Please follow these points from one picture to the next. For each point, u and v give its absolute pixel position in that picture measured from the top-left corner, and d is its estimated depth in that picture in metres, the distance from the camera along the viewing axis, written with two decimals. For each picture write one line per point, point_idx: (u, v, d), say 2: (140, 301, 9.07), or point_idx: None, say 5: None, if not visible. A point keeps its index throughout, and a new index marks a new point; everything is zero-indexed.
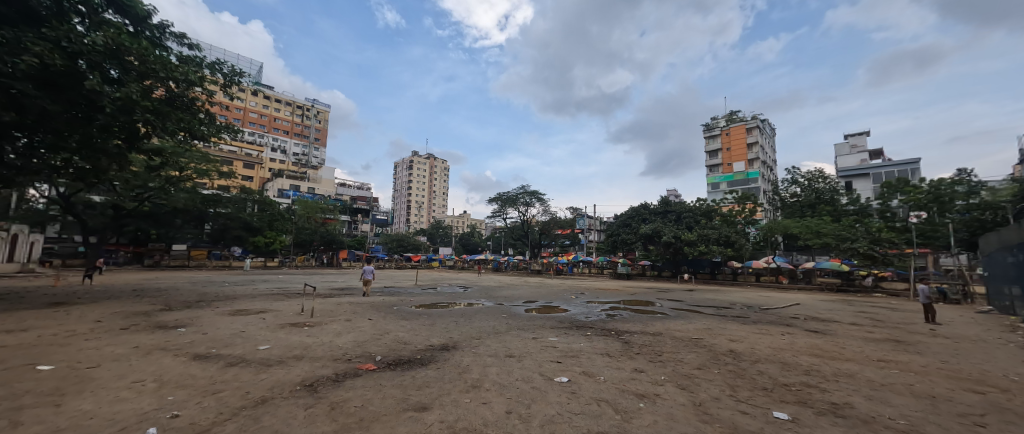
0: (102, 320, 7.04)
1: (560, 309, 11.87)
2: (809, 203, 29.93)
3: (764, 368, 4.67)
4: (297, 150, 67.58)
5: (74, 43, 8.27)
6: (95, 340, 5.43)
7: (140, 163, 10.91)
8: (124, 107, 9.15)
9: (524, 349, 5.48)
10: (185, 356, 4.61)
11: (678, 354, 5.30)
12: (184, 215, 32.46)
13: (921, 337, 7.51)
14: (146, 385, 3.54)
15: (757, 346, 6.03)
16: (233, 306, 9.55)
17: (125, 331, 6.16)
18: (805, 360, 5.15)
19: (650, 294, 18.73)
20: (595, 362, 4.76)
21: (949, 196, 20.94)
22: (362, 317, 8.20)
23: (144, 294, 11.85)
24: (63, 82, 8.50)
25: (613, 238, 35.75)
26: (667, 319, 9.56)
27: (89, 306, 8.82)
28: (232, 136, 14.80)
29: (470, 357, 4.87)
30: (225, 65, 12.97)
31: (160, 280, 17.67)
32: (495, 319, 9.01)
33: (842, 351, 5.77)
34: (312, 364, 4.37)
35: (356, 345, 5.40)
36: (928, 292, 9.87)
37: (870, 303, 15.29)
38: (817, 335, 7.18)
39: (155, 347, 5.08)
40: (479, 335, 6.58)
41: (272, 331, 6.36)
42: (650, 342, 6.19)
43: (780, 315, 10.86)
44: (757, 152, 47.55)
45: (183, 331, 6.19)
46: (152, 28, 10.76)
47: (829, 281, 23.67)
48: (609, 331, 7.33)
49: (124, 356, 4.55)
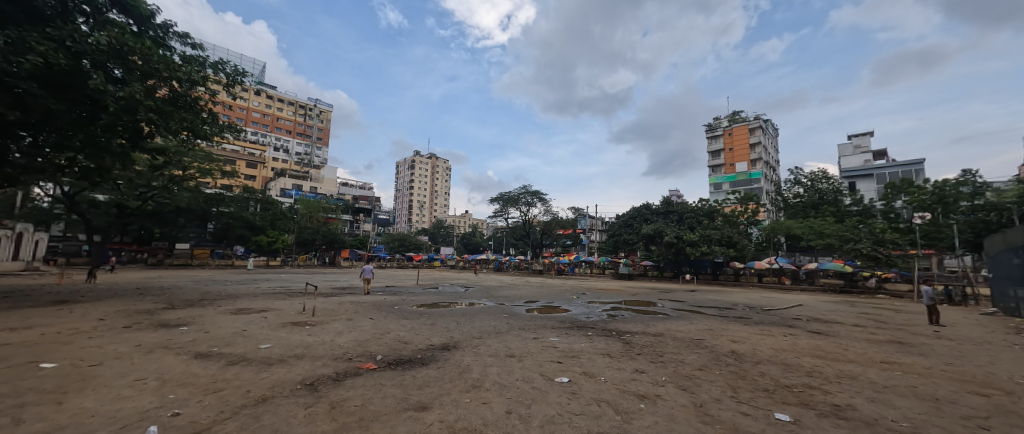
0: (105, 318, 7.08)
1: (561, 309, 11.87)
2: (813, 204, 29.91)
3: (766, 369, 4.65)
4: (299, 150, 66.50)
5: (78, 43, 8.34)
6: (96, 338, 5.45)
7: (144, 163, 10.98)
8: (127, 106, 9.21)
9: (525, 349, 5.46)
10: (186, 355, 4.62)
11: (680, 355, 5.28)
12: (187, 214, 32.59)
13: (925, 339, 7.42)
14: (148, 384, 3.55)
15: (759, 347, 6.00)
16: (235, 305, 9.60)
17: (127, 329, 6.18)
18: (808, 361, 5.12)
19: (652, 294, 18.67)
20: (596, 362, 4.75)
21: (954, 197, 20.72)
22: (364, 317, 8.19)
23: (148, 292, 11.98)
24: (67, 81, 8.56)
25: (615, 238, 36.32)
26: (668, 320, 9.52)
27: (92, 305, 8.86)
28: (235, 135, 14.83)
29: (471, 357, 4.86)
30: (228, 65, 13.01)
31: (164, 279, 17.75)
32: (496, 319, 8.98)
33: (845, 353, 5.73)
34: (313, 364, 4.37)
35: (357, 344, 5.41)
36: (932, 294, 9.78)
37: (874, 304, 15.24)
38: (821, 337, 7.13)
39: (157, 345, 5.09)
40: (480, 335, 6.55)
41: (273, 330, 6.35)
42: (652, 342, 6.16)
43: (783, 316, 10.80)
44: (760, 153, 47.38)
45: (184, 330, 6.21)
46: (157, 27, 10.81)
47: (833, 283, 23.66)
48: (610, 331, 7.32)
49: (126, 355, 4.57)
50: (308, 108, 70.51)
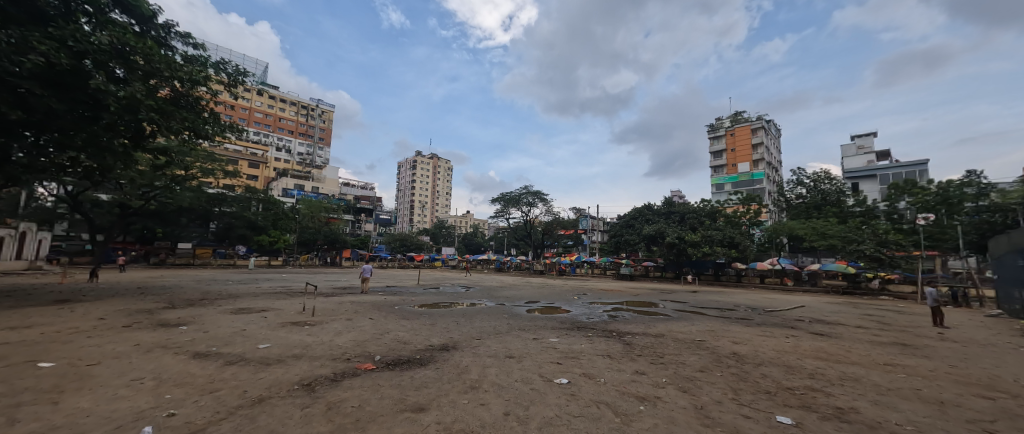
0: (105, 318, 7.09)
1: (561, 309, 11.86)
2: (815, 205, 29.76)
3: (768, 371, 4.60)
4: (302, 150, 66.94)
5: (80, 42, 8.34)
6: (96, 337, 5.45)
7: (147, 163, 11.01)
8: (129, 106, 9.22)
9: (524, 350, 5.43)
10: (184, 355, 4.60)
11: (681, 356, 5.23)
12: (189, 213, 32.75)
13: (928, 341, 7.35)
14: (145, 384, 3.53)
15: (761, 349, 5.94)
16: (236, 305, 9.62)
17: (127, 328, 6.18)
18: (810, 363, 5.07)
19: (653, 295, 18.57)
20: (596, 363, 4.70)
21: (958, 198, 20.57)
22: (363, 317, 8.17)
23: (149, 291, 12.06)
24: (67, 80, 8.58)
25: (617, 238, 36.15)
26: (669, 321, 9.45)
27: (93, 304, 8.89)
28: (237, 135, 14.86)
29: (470, 358, 4.84)
30: (229, 65, 13.00)
31: (167, 279, 17.85)
32: (496, 320, 8.95)
33: (848, 355, 5.67)
34: (311, 364, 4.35)
35: (356, 345, 5.39)
36: (936, 295, 9.70)
37: (878, 306, 15.11)
38: (823, 338, 7.06)
39: (156, 345, 5.08)
40: (480, 336, 6.53)
41: (272, 330, 6.32)
42: (652, 344, 6.11)
43: (785, 318, 10.75)
44: (763, 153, 47.19)
45: (184, 329, 6.20)
46: (159, 28, 10.87)
47: (835, 284, 23.46)
48: (610, 332, 7.27)
49: (123, 354, 4.55)
50: (309, 108, 70.64)
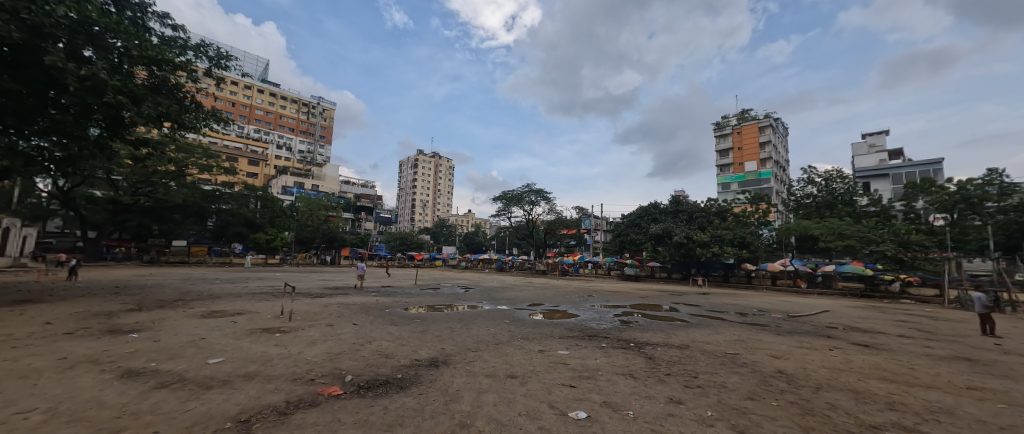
0: (51, 323, 6.19)
1: (567, 314, 10.85)
2: (827, 204, 28.81)
3: (834, 399, 3.68)
4: (302, 147, 66.28)
5: (35, 15, 7.34)
6: (22, 348, 4.58)
7: (128, 155, 10.18)
8: (94, 88, 8.27)
9: (529, 368, 4.49)
10: (111, 374, 3.73)
11: (719, 377, 4.31)
12: (184, 210, 31.96)
13: (992, 354, 6.39)
14: (29, 420, 2.66)
15: (810, 366, 4.99)
16: (209, 307, 8.67)
17: (66, 337, 5.27)
18: (879, 387, 4.14)
19: (663, 297, 17.60)
20: (618, 387, 3.79)
21: (979, 198, 19.41)
22: (347, 322, 7.29)
23: (124, 291, 11.16)
24: (24, 59, 7.77)
25: (620, 238, 34.89)
26: (689, 328, 8.50)
27: (53, 305, 8.07)
28: (223, 126, 13.86)
29: (462, 379, 3.91)
30: (211, 47, 11.96)
31: (149, 277, 16.83)
32: (496, 326, 8.07)
33: (917, 375, 4.72)
34: (261, 387, 3.46)
35: (328, 359, 4.48)
36: (986, 301, 8.63)
37: (904, 310, 14.11)
38: (873, 352, 6.08)
39: (84, 359, 4.19)
40: (475, 348, 5.60)
41: (237, 338, 5.47)
42: (679, 359, 5.18)
43: (815, 324, 9.70)
44: (771, 152, 45.98)
45: (133, 338, 5.31)
46: (134, 7, 10.07)
47: (852, 287, 22.26)
48: (626, 343, 6.31)
49: (35, 372, 3.69)
50: (309, 106, 69.78)
